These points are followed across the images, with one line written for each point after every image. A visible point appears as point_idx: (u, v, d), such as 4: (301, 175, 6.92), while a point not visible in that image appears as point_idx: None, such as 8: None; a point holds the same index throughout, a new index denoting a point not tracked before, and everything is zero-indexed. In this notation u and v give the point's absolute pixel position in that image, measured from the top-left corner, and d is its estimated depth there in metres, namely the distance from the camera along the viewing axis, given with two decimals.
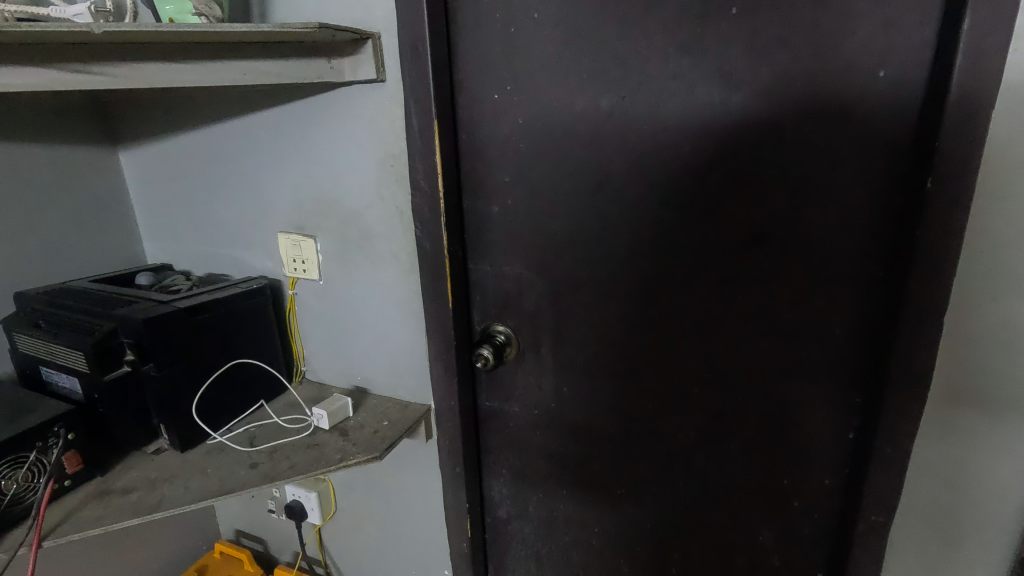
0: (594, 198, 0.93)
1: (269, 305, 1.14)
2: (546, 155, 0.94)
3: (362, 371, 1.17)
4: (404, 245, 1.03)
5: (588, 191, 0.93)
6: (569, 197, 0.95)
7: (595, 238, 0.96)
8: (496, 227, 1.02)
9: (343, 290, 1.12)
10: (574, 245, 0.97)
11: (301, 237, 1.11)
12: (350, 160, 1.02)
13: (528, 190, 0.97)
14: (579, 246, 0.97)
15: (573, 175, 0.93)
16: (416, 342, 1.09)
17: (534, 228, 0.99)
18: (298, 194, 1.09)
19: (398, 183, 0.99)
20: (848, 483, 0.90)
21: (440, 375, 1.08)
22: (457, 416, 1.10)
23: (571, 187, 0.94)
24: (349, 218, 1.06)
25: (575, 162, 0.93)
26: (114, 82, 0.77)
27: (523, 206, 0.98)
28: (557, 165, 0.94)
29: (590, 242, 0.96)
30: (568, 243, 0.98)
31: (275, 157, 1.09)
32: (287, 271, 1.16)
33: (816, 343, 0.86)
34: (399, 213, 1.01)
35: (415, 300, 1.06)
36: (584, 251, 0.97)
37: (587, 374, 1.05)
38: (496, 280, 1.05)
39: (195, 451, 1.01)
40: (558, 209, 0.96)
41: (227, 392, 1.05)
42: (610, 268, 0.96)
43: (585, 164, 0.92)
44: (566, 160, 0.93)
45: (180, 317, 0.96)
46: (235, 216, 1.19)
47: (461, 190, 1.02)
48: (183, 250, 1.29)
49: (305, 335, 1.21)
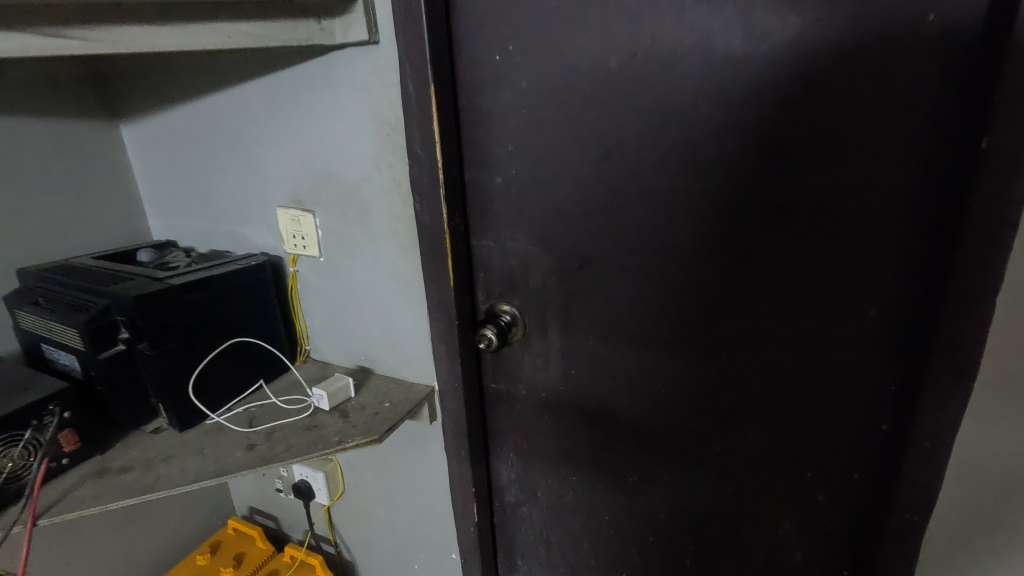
0: (603, 167, 0.86)
1: (269, 282, 1.11)
2: (551, 120, 0.87)
3: (365, 350, 1.14)
4: (404, 220, 0.97)
5: (597, 160, 0.86)
6: (576, 166, 0.88)
7: (604, 210, 0.89)
8: (500, 200, 0.96)
9: (344, 267, 1.08)
10: (582, 219, 0.91)
11: (299, 212, 1.07)
12: (346, 131, 0.96)
13: (532, 160, 0.91)
14: (588, 219, 0.90)
15: (581, 142, 0.86)
16: (419, 322, 1.05)
17: (539, 201, 0.93)
18: (295, 168, 1.05)
19: (395, 153, 0.93)
20: (879, 478, 0.83)
21: (443, 356, 1.04)
22: (461, 399, 1.06)
23: (579, 155, 0.87)
24: (347, 192, 1.01)
25: (582, 128, 0.85)
26: (90, 47, 0.70)
27: (528, 178, 0.92)
28: (564, 131, 0.87)
29: (599, 215, 0.89)
30: (576, 216, 0.91)
31: (271, 128, 1.05)
32: (287, 248, 1.12)
33: (848, 326, 0.78)
34: (396, 185, 0.95)
35: (416, 277, 1.01)
36: (593, 226, 0.90)
37: (595, 356, 0.99)
38: (500, 257, 0.99)
39: (194, 430, 0.99)
40: (566, 180, 0.90)
41: (226, 370, 1.03)
42: (621, 242, 0.89)
43: (594, 129, 0.85)
44: (573, 126, 0.86)
45: (175, 294, 0.94)
46: (235, 190, 1.16)
47: (462, 160, 0.96)
48: (187, 226, 1.27)
49: (309, 314, 1.17)
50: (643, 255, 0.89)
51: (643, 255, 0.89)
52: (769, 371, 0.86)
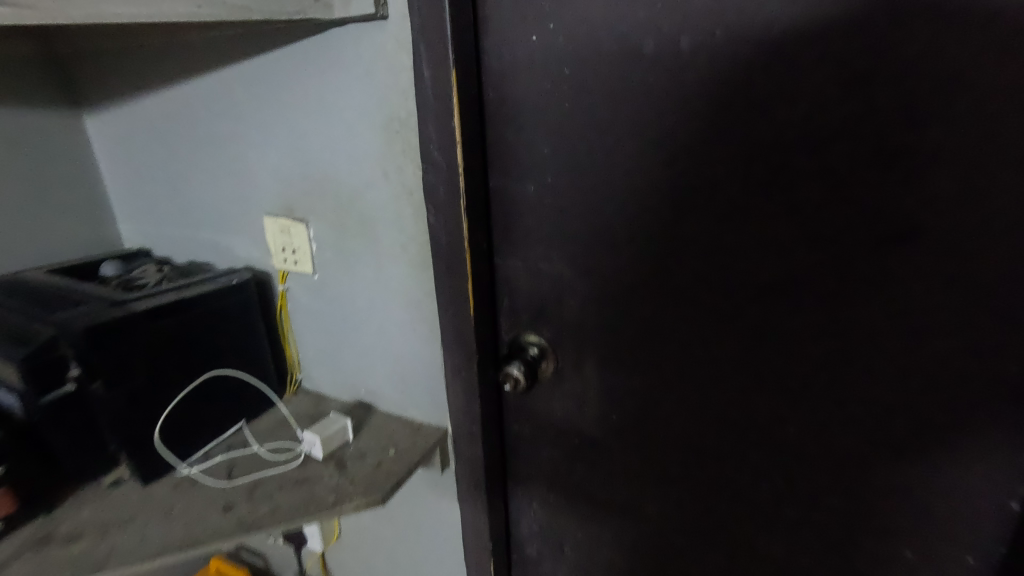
0: (665, 176, 0.70)
1: (251, 304, 0.94)
2: (600, 117, 0.70)
3: (366, 383, 0.98)
4: (414, 235, 0.81)
5: (657, 167, 0.70)
6: (630, 174, 0.72)
7: (663, 228, 0.73)
8: (532, 213, 0.79)
9: (343, 287, 0.92)
10: (633, 239, 0.75)
11: (290, 222, 0.90)
12: (347, 127, 0.80)
13: (573, 166, 0.74)
14: (641, 239, 0.74)
15: (637, 145, 0.70)
16: (431, 355, 0.88)
17: (580, 215, 0.76)
18: (286, 170, 0.88)
19: (406, 155, 0.76)
20: (1000, 566, 0.67)
21: (459, 396, 0.87)
22: (480, 445, 0.90)
23: (634, 162, 0.71)
24: (346, 200, 0.84)
25: (639, 128, 0.69)
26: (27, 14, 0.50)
27: (568, 187, 0.76)
28: (616, 132, 0.70)
29: (655, 235, 0.73)
30: (627, 236, 0.75)
31: (258, 122, 0.88)
32: (275, 263, 0.95)
33: (978, 384, 0.62)
34: (406, 194, 0.79)
35: (429, 303, 0.85)
36: (647, 248, 0.74)
37: (641, 398, 0.84)
38: (530, 280, 0.83)
39: (161, 484, 0.83)
40: (614, 191, 0.73)
41: (199, 411, 0.86)
42: (682, 268, 0.73)
43: (656, 130, 0.68)
44: (629, 125, 0.69)
45: (137, 323, 0.77)
46: (215, 193, 0.99)
47: (486, 163, 0.79)
48: (161, 233, 1.10)
49: (301, 338, 1.01)
50: (710, 285, 0.73)
51: (709, 284, 0.73)
52: (864, 430, 0.70)
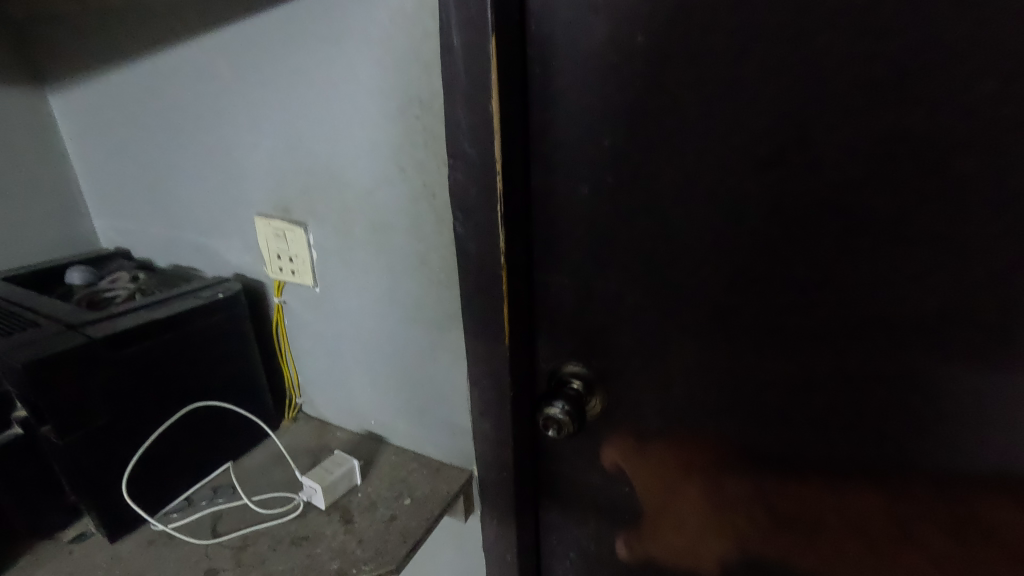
0: (766, 179, 0.53)
1: (240, 321, 0.80)
2: (682, 100, 0.54)
3: (377, 413, 0.83)
4: (437, 247, 0.65)
5: (754, 168, 0.53)
6: (717, 175, 0.55)
7: (756, 245, 0.56)
8: (584, 220, 0.63)
9: (350, 304, 0.77)
10: (716, 257, 0.59)
11: (286, 224, 0.75)
12: (355, 110, 0.64)
13: (639, 163, 0.58)
14: (725, 258, 0.58)
15: (731, 137, 0.53)
16: (454, 386, 0.74)
17: (645, 225, 0.61)
18: (280, 163, 0.72)
19: (429, 148, 0.60)
20: None
21: (489, 436, 0.73)
22: (511, 493, 0.76)
23: (725, 159, 0.54)
24: (352, 202, 0.69)
25: (734, 115, 0.52)
26: None
27: (632, 190, 0.60)
28: (703, 120, 0.54)
29: (745, 253, 0.57)
30: (706, 253, 0.59)
31: (246, 103, 0.72)
32: (269, 272, 0.80)
33: None
34: (427, 197, 0.63)
35: (453, 327, 0.70)
36: (734, 269, 0.58)
37: (710, 445, 0.68)
38: (577, 300, 0.68)
39: (132, 539, 0.69)
40: (695, 196, 0.57)
41: (174, 453, 0.73)
42: (778, 296, 0.57)
43: (758, 118, 0.52)
44: (720, 112, 0.53)
45: (96, 353, 0.63)
46: (196, 188, 0.83)
47: (527, 158, 0.63)
48: (140, 232, 0.95)
49: (300, 359, 0.87)
50: (814, 318, 0.57)
51: (813, 317, 0.57)
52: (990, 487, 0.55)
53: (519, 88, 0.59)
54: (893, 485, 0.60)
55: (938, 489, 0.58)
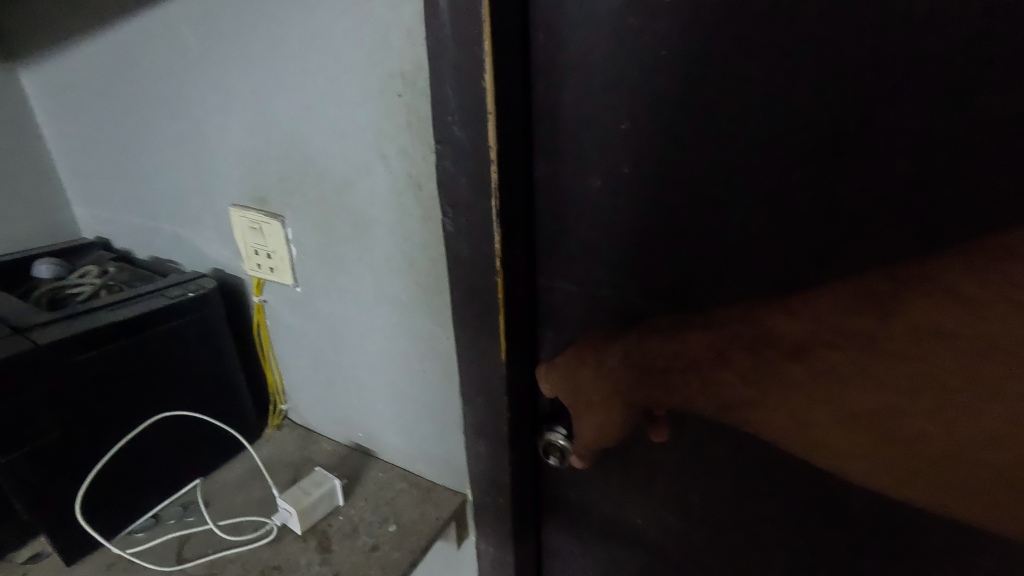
0: (823, 176, 0.43)
1: (214, 322, 0.73)
2: (719, 76, 0.43)
3: (364, 426, 0.76)
4: (424, 247, 0.57)
5: (811, 162, 0.43)
6: (761, 167, 0.45)
7: (809, 256, 0.46)
8: (596, 219, 0.54)
9: (331, 305, 0.69)
10: (752, 266, 0.49)
11: (261, 217, 0.67)
12: (330, 85, 0.55)
13: (664, 153, 0.48)
14: (767, 269, 0.48)
15: (783, 122, 0.42)
16: (446, 401, 0.66)
17: (669, 227, 0.51)
18: (252, 145, 0.64)
19: (414, 132, 0.51)
20: None
21: (483, 459, 0.65)
22: (509, 520, 0.68)
23: (773, 150, 0.44)
24: (330, 192, 0.60)
25: (788, 94, 0.42)
26: None
27: (652, 185, 0.50)
28: (747, 100, 0.43)
29: (794, 264, 0.47)
30: (744, 262, 0.49)
31: (213, 76, 0.63)
32: (247, 269, 0.73)
33: None
34: (413, 189, 0.54)
35: (443, 337, 0.61)
36: (774, 281, 0.48)
37: (737, 479, 0.59)
38: (586, 311, 0.59)
39: (91, 562, 0.63)
40: (728, 194, 0.47)
41: (135, 467, 0.67)
42: (833, 316, 0.47)
43: (818, 100, 0.41)
44: (770, 90, 0.42)
45: (41, 361, 0.56)
46: (167, 173, 0.75)
47: (530, 145, 0.53)
48: (118, 222, 0.88)
49: (284, 363, 0.79)
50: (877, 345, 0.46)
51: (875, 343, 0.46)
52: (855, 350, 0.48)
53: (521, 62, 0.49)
54: (740, 332, 0.52)
55: (779, 321, 0.50)
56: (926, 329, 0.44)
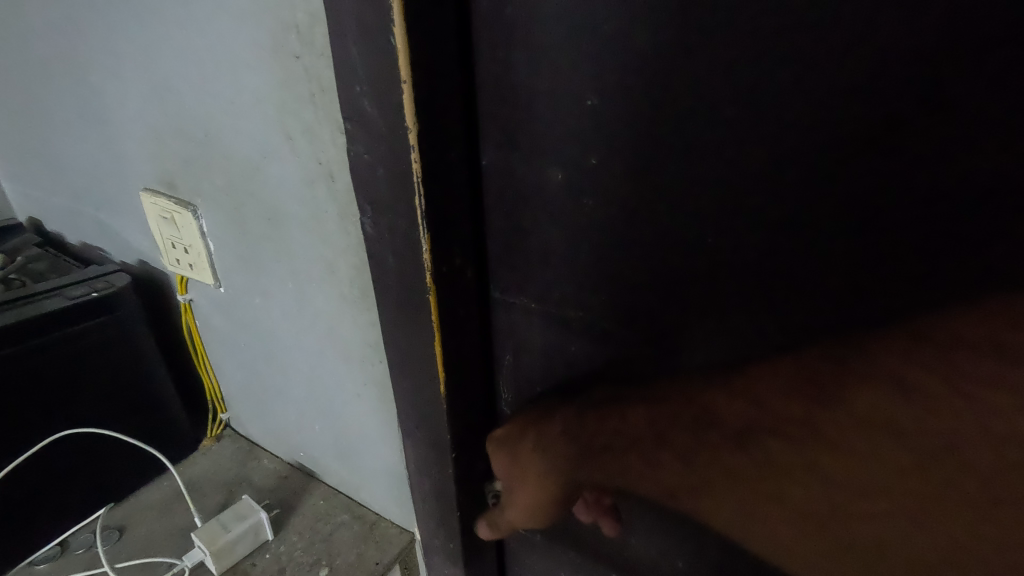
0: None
1: (128, 326, 0.63)
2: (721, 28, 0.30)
3: (304, 446, 0.66)
4: (345, 251, 0.45)
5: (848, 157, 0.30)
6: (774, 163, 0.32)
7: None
8: (560, 221, 0.42)
9: (256, 312, 0.58)
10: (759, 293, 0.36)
11: (171, 204, 0.56)
12: (220, 43, 0.42)
13: (643, 139, 0.35)
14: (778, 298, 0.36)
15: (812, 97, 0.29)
16: (387, 430, 0.55)
17: (650, 236, 0.38)
18: (153, 118, 0.52)
19: (318, 104, 0.39)
20: None
21: (429, 500, 0.55)
22: (461, 567, 0.58)
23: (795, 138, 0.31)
24: (238, 178, 0.49)
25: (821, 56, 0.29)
26: None
27: (628, 181, 0.37)
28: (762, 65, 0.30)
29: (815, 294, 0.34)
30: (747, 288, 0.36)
31: (101, 32, 0.51)
32: (167, 264, 0.62)
33: None
34: (325, 180, 0.42)
35: (376, 359, 0.50)
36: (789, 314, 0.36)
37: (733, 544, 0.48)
38: (549, 332, 0.47)
39: None
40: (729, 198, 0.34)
41: (21, 497, 0.58)
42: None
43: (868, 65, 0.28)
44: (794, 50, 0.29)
45: None
46: (76, 150, 0.64)
47: (474, 122, 0.41)
48: (42, 203, 0.77)
49: (220, 370, 0.69)
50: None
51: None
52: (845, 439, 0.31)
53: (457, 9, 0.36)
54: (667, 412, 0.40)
55: (706, 402, 0.38)
56: (876, 424, 0.29)
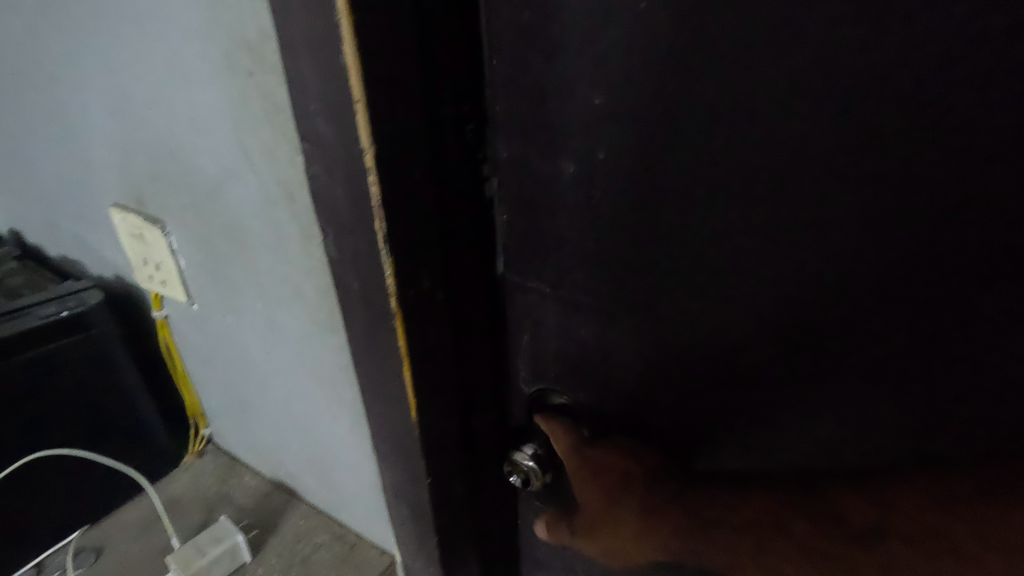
0: None
1: (103, 346, 0.61)
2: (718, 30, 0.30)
3: (285, 465, 0.64)
4: (310, 274, 0.44)
5: (842, 159, 0.29)
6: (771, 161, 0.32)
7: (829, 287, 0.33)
8: (572, 210, 0.41)
9: (229, 330, 0.56)
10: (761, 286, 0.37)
11: (140, 221, 0.54)
12: (174, 60, 0.40)
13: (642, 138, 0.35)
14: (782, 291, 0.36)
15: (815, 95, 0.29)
16: (361, 451, 0.54)
17: (654, 237, 0.38)
18: (118, 134, 0.50)
19: (275, 125, 0.38)
20: None
21: (407, 525, 0.53)
22: None
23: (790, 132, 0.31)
24: (202, 198, 0.47)
25: None
26: None
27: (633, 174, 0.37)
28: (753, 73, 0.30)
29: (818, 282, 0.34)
30: (745, 286, 0.37)
31: (60, 44, 0.48)
32: (141, 281, 0.60)
33: None
34: (286, 202, 0.41)
35: (348, 381, 0.49)
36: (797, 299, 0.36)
37: None
38: (561, 330, 0.47)
39: None
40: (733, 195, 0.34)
41: None
42: None
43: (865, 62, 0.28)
44: None
45: None
46: (48, 164, 0.61)
47: (458, 129, 0.39)
48: (21, 215, 0.75)
49: (200, 386, 0.67)
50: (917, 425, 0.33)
51: None
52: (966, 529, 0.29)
53: (432, 17, 0.34)
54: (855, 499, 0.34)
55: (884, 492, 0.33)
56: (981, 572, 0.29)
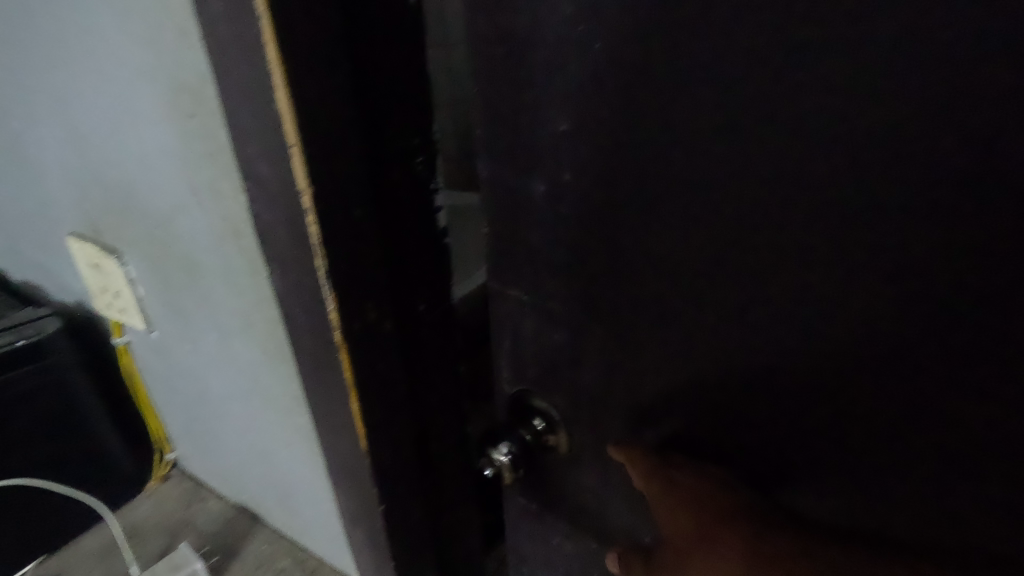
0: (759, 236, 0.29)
1: (61, 374, 0.61)
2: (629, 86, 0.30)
3: (247, 489, 0.64)
4: (259, 305, 0.44)
5: (764, 208, 0.28)
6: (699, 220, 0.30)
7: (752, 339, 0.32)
8: (510, 247, 0.40)
9: (187, 357, 0.57)
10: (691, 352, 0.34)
11: (97, 251, 0.55)
12: (121, 100, 0.41)
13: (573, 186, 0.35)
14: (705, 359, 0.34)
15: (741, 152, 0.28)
16: (319, 477, 0.54)
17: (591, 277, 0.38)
18: (72, 167, 0.51)
19: (218, 164, 0.38)
20: None
21: (364, 550, 0.54)
22: None
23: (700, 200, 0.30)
24: (155, 229, 0.48)
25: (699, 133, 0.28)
26: None
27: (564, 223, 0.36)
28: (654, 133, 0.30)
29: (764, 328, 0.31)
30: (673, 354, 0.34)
31: (14, 80, 0.49)
32: (100, 309, 0.60)
33: None
34: (233, 236, 0.41)
35: (301, 408, 0.49)
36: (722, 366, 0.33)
37: None
38: (516, 358, 0.46)
39: None
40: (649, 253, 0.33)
41: None
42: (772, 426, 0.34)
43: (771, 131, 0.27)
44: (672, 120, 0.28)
45: None
46: (8, 192, 0.62)
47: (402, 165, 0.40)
48: None
49: (163, 410, 0.67)
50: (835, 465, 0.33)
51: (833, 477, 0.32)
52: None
53: (368, 63, 0.35)
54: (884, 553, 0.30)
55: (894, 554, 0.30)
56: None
